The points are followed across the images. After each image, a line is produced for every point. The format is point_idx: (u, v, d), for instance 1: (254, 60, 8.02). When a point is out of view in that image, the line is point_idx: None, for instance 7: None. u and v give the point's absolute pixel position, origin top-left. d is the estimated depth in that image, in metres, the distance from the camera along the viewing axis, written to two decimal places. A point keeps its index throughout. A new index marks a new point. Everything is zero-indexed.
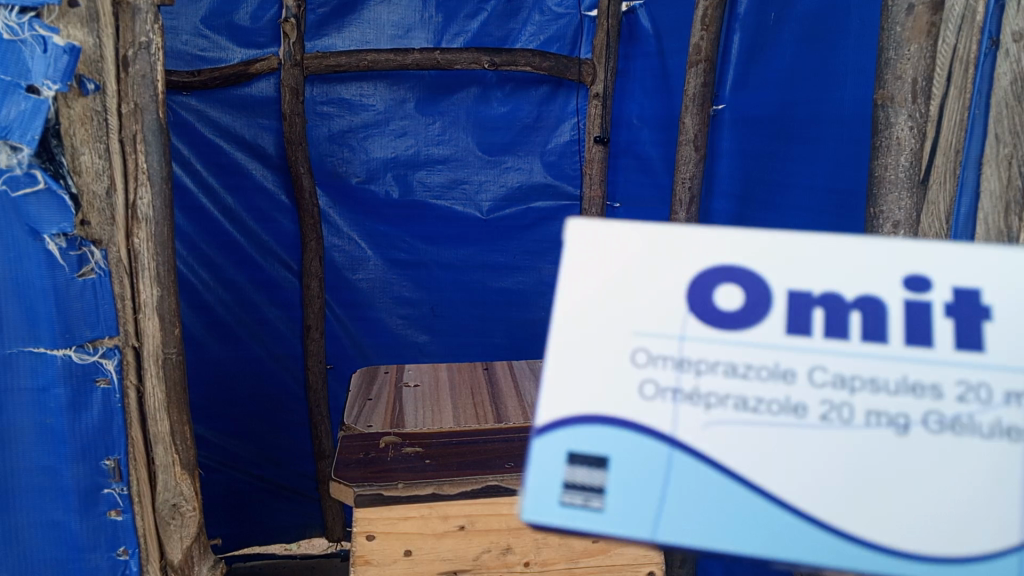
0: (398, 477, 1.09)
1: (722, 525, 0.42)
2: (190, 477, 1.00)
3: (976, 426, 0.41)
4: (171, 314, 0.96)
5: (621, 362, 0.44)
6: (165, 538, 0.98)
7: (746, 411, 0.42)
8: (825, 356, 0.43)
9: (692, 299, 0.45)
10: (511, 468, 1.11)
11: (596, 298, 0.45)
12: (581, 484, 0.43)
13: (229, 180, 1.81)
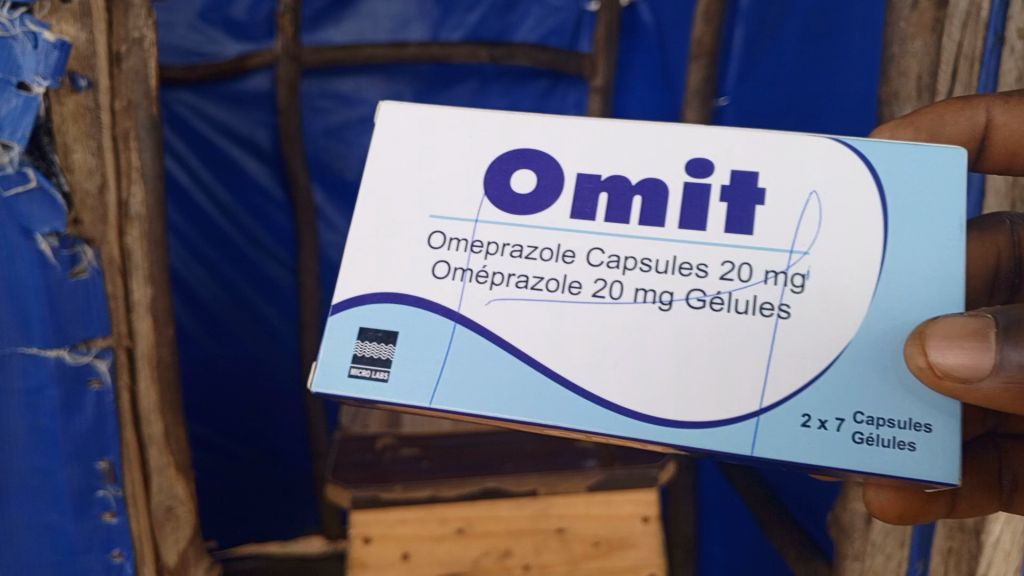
0: (396, 479, 1.08)
1: (415, 374, 0.60)
2: (185, 481, 0.96)
3: (706, 295, 0.58)
4: (166, 314, 0.93)
5: (410, 241, 0.63)
6: (160, 541, 0.95)
7: (521, 287, 0.60)
8: (575, 245, 0.60)
9: (483, 183, 0.63)
10: (510, 470, 1.10)
11: (386, 191, 0.64)
12: (371, 355, 0.61)
13: (226, 177, 1.78)
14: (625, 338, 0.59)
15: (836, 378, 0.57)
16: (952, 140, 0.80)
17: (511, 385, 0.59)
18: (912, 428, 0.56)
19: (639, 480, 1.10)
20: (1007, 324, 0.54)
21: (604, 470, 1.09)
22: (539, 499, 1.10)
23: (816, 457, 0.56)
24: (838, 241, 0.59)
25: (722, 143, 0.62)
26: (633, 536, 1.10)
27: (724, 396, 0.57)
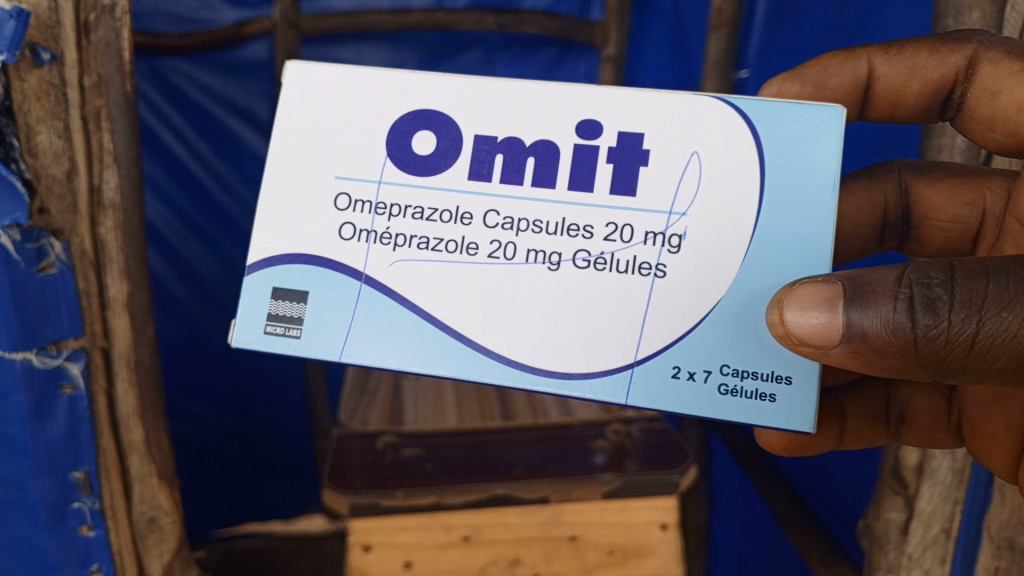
0: (398, 484, 1.02)
1: (323, 327, 0.65)
2: (170, 490, 0.88)
3: (590, 256, 0.62)
4: (147, 312, 0.84)
5: (319, 202, 0.66)
6: (143, 554, 0.88)
7: (422, 249, 0.64)
8: (473, 206, 0.63)
9: (387, 146, 0.66)
10: (520, 476, 1.05)
11: (295, 152, 0.67)
12: (285, 314, 0.66)
13: (225, 148, 1.71)
14: (515, 298, 0.63)
15: (708, 333, 0.62)
16: (839, 92, 0.89)
17: (416, 341, 0.64)
18: (774, 381, 0.61)
19: (657, 486, 1.05)
20: (854, 288, 0.56)
21: (619, 475, 1.04)
22: (551, 506, 1.04)
23: (683, 405, 0.62)
24: (715, 204, 0.62)
25: (614, 105, 0.64)
26: (650, 544, 1.00)
27: (604, 351, 0.62)
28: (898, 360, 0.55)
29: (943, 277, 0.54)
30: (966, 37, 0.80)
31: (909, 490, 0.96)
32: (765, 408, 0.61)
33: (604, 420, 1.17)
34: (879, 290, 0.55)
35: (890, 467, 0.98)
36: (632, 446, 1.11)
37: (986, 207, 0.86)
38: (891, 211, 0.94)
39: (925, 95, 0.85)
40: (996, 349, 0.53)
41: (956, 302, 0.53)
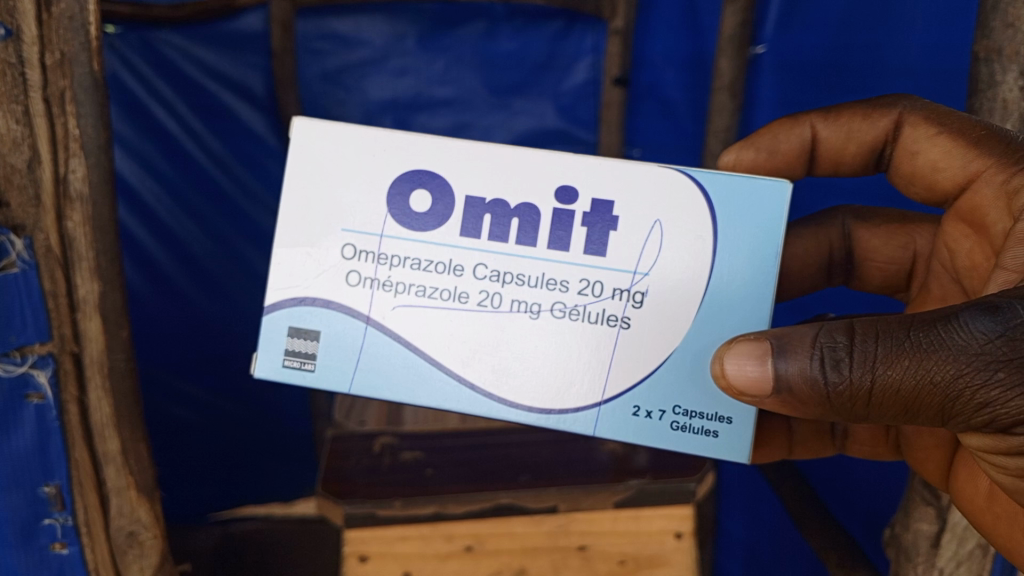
0: (395, 493, 0.95)
1: (330, 364, 0.71)
2: (151, 502, 0.80)
3: (566, 308, 0.69)
4: (121, 314, 0.76)
5: (323, 251, 0.70)
6: (122, 569, 0.80)
7: (421, 297, 0.70)
8: (463, 259, 0.69)
9: (385, 200, 0.70)
10: (527, 484, 0.98)
11: (301, 200, 0.71)
12: (299, 349, 0.71)
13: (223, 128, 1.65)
14: (499, 344, 0.70)
15: (665, 377, 0.70)
16: (788, 156, 0.98)
17: (413, 378, 0.71)
18: (718, 420, 0.70)
19: (675, 495, 0.97)
20: (780, 344, 0.61)
21: (633, 483, 0.97)
22: (560, 515, 0.97)
23: (643, 439, 0.70)
24: (677, 265, 0.69)
25: (589, 170, 0.70)
26: (666, 553, 0.97)
27: (577, 391, 0.70)
28: (818, 407, 0.60)
29: (846, 340, 0.58)
30: (893, 103, 0.90)
31: (940, 500, 0.90)
32: (708, 442, 0.69)
33: None
34: (800, 347, 0.60)
35: (921, 476, 0.92)
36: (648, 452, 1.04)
37: (916, 250, 0.96)
38: (836, 253, 1.04)
39: (863, 151, 0.95)
40: (889, 399, 0.57)
41: (856, 360, 0.58)
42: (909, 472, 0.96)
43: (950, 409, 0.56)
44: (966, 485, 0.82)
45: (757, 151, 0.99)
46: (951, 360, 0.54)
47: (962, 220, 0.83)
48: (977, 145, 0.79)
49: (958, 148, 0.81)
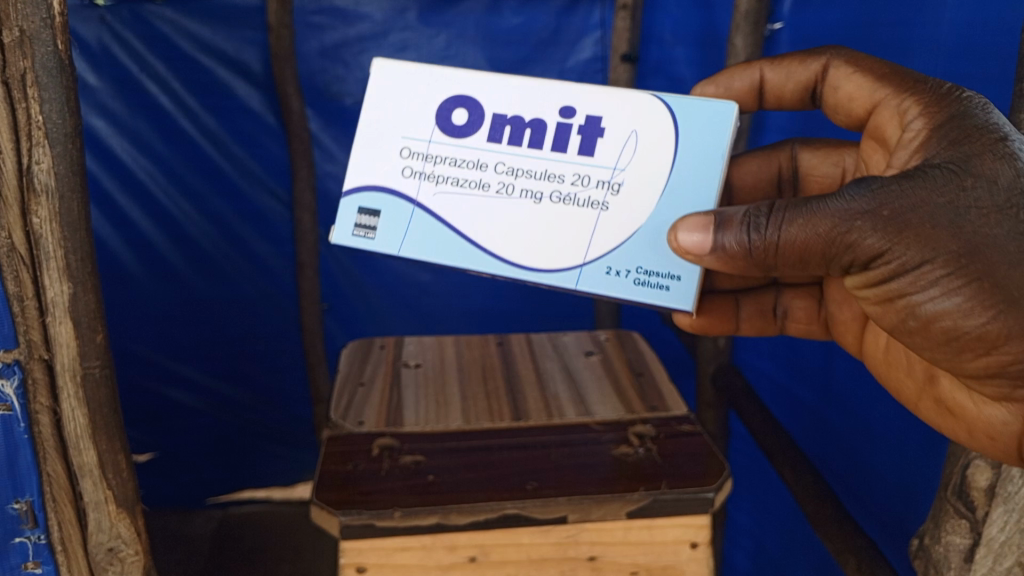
0: (394, 503, 0.88)
1: (389, 233, 0.93)
2: (127, 517, 1.04)
3: (561, 195, 0.89)
4: (90, 325, 0.97)
5: (383, 151, 0.93)
6: (91, 564, 1.03)
7: (454, 185, 0.91)
8: (486, 159, 0.90)
9: (432, 116, 0.92)
10: (536, 492, 0.90)
11: (370, 113, 0.93)
12: (366, 222, 0.94)
13: (241, 138, 2.41)
14: (512, 222, 0.90)
15: (633, 247, 0.89)
16: (740, 93, 1.06)
17: (447, 247, 0.92)
18: (670, 278, 0.89)
19: (691, 504, 0.91)
20: (720, 220, 0.81)
21: (648, 492, 0.90)
22: (568, 525, 0.91)
23: (615, 293, 0.90)
24: (647, 164, 0.89)
25: (583, 95, 0.90)
26: (678, 564, 0.93)
27: (567, 255, 0.90)
28: (743, 263, 0.80)
29: (766, 213, 0.78)
30: (824, 50, 1.01)
31: (976, 513, 0.84)
32: (663, 295, 0.89)
33: (626, 420, 1.05)
34: (733, 220, 0.79)
35: (954, 488, 0.86)
36: (662, 457, 0.97)
37: (846, 167, 1.04)
38: (784, 174, 1.09)
39: (799, 91, 1.05)
40: (792, 252, 0.77)
41: (772, 223, 0.77)
42: (940, 481, 0.90)
43: (834, 255, 0.76)
44: (871, 342, 0.98)
45: (715, 88, 1.08)
46: (832, 219, 0.75)
47: (872, 138, 0.93)
48: (883, 79, 0.90)
49: (870, 81, 0.92)
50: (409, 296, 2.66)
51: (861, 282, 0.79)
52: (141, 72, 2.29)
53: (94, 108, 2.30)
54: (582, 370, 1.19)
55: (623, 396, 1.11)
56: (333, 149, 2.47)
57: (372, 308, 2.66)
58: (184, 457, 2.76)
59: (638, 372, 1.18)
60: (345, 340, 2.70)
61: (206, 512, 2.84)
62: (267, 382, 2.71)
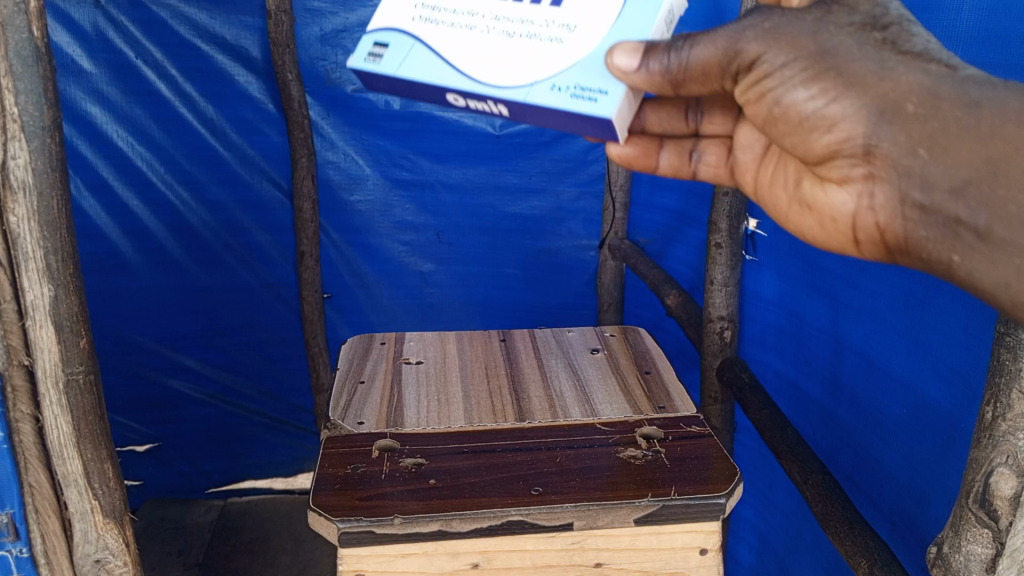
0: (395, 509, 0.85)
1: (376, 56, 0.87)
2: (114, 526, 1.12)
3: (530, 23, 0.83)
4: (72, 332, 1.04)
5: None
6: (76, 565, 1.11)
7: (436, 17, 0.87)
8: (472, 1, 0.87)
9: None
10: (541, 498, 0.87)
11: None
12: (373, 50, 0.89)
13: (239, 125, 2.38)
14: (477, 46, 0.83)
15: (583, 65, 0.79)
16: None
17: (411, 66, 0.84)
18: (601, 92, 0.77)
19: (701, 511, 0.88)
20: (650, 44, 0.76)
21: (656, 499, 0.87)
22: (575, 532, 0.87)
23: (542, 103, 0.78)
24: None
25: None
26: (687, 570, 0.90)
27: (513, 71, 0.80)
28: (660, 84, 0.76)
29: (685, 38, 0.75)
30: None
31: (998, 523, 0.81)
32: (590, 105, 0.77)
33: (633, 420, 1.02)
34: (658, 48, 0.76)
35: (976, 496, 0.83)
36: (671, 460, 0.94)
37: None
38: None
39: None
40: (700, 75, 0.75)
41: (686, 47, 0.75)
42: (961, 487, 0.87)
43: (735, 71, 0.74)
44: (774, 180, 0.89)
45: None
46: (729, 35, 0.73)
47: None
48: None
49: None
50: (411, 285, 2.63)
51: (743, 100, 0.76)
52: (137, 58, 2.25)
53: (89, 94, 2.25)
54: (587, 368, 1.16)
55: (630, 395, 1.08)
56: (333, 136, 2.44)
57: (374, 299, 2.64)
58: (184, 448, 2.74)
59: (645, 370, 1.15)
60: (346, 330, 2.68)
61: (205, 501, 2.83)
62: (267, 372, 2.69)
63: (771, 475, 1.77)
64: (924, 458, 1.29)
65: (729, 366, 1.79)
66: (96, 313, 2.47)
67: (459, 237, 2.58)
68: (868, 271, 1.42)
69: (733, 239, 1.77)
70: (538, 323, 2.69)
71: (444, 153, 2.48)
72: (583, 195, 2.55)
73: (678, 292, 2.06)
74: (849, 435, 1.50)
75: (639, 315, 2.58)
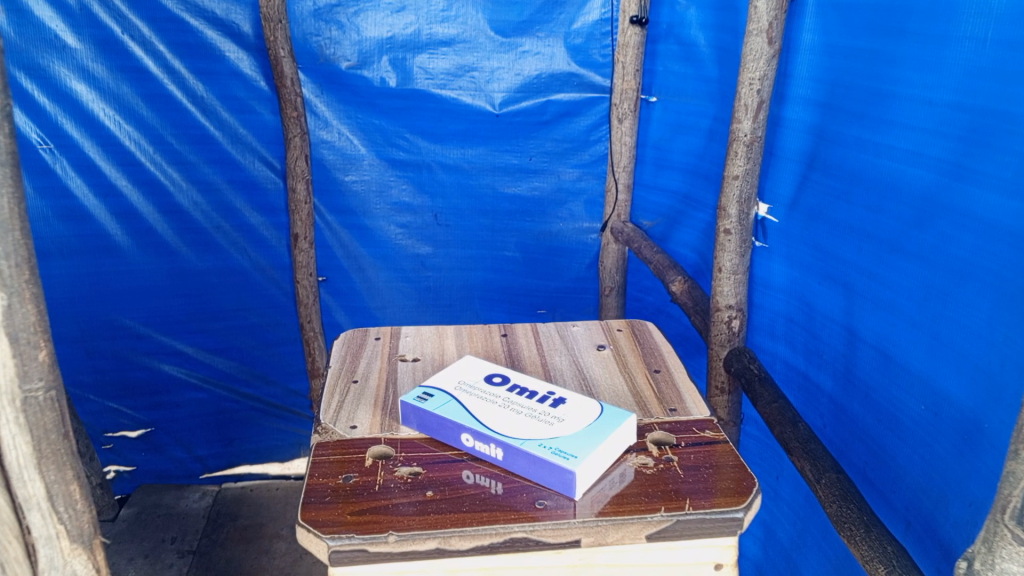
0: (390, 526, 0.80)
1: None
2: (81, 550, 1.10)
3: None
4: (31, 346, 1.00)
5: None
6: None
7: None
8: None
9: None
10: (547, 512, 0.81)
11: None
12: None
13: (229, 104, 2.31)
14: None
15: None
16: None
17: None
18: None
19: (718, 526, 0.82)
20: None
21: (670, 514, 0.82)
22: (582, 549, 0.81)
23: None
24: None
25: None
26: None
27: None
28: None
29: None
30: None
31: None
32: None
33: (641, 423, 0.97)
34: None
35: (1013, 512, 0.77)
36: (684, 470, 0.89)
37: None
38: None
39: None
40: None
41: None
42: (996, 501, 0.81)
43: None
44: None
45: None
46: None
47: None
48: None
49: None
50: (408, 269, 2.56)
51: None
52: (123, 33, 2.17)
53: (74, 72, 2.17)
54: (593, 365, 1.10)
55: (639, 395, 1.02)
56: (327, 115, 2.36)
57: (370, 283, 2.56)
58: (177, 433, 2.69)
59: (655, 369, 1.09)
60: (341, 315, 2.61)
61: (199, 487, 2.78)
62: (262, 356, 2.63)
63: (779, 468, 1.73)
64: (943, 457, 1.24)
65: (737, 356, 1.73)
66: (84, 296, 2.40)
67: (458, 219, 2.51)
68: (886, 263, 1.36)
69: (743, 224, 1.72)
70: (539, 308, 2.63)
71: (441, 133, 2.40)
72: (585, 176, 2.48)
73: (683, 279, 2.00)
74: (864, 432, 1.45)
75: (641, 300, 2.53)
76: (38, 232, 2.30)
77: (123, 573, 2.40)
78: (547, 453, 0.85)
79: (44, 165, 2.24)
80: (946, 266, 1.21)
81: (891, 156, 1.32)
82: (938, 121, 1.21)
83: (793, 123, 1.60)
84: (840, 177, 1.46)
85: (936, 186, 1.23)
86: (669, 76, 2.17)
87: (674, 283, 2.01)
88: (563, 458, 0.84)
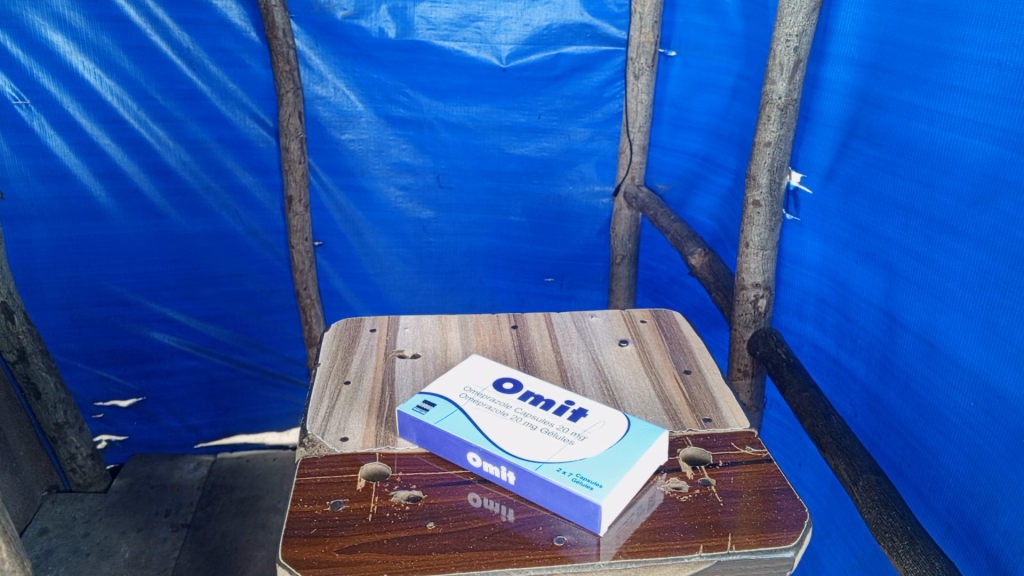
0: (387, 566, 0.72)
1: None
2: None
3: None
4: None
5: None
6: None
7: None
8: None
9: None
10: (567, 551, 0.74)
11: None
12: None
13: (218, 57, 2.15)
14: None
15: None
16: None
17: None
18: None
19: (764, 567, 0.75)
20: None
21: (709, 554, 0.74)
22: None
23: None
24: None
25: None
26: None
27: None
28: None
29: None
30: None
31: None
32: None
33: (674, 436, 0.90)
34: None
35: None
36: (722, 497, 0.81)
37: None
38: None
39: None
40: None
41: None
42: None
43: None
44: None
45: None
46: None
47: None
48: None
49: None
50: (409, 234, 2.42)
51: None
52: None
53: (49, 21, 2.01)
54: (613, 364, 1.03)
55: (667, 402, 0.96)
56: (322, 69, 2.20)
57: (368, 248, 2.43)
58: (170, 402, 2.59)
59: (684, 370, 1.02)
60: (338, 282, 2.47)
61: (194, 457, 2.70)
62: (256, 325, 2.52)
63: (802, 455, 1.64)
64: (994, 458, 1.12)
65: (763, 339, 1.62)
66: (68, 262, 2.28)
67: (461, 181, 2.37)
68: (935, 243, 1.22)
69: (773, 195, 1.59)
70: (546, 276, 2.50)
71: (443, 88, 2.24)
72: (597, 136, 2.33)
73: (703, 251, 1.88)
74: (900, 425, 1.33)
75: (655, 268, 2.41)
76: (17, 194, 2.17)
77: (115, 547, 2.32)
78: (567, 482, 0.77)
79: (21, 122, 2.09)
80: (1006, 250, 1.08)
81: (947, 125, 1.18)
82: (1006, 87, 1.06)
83: (833, 84, 1.45)
84: (886, 147, 1.32)
85: (999, 161, 1.09)
86: (690, 30, 2.01)
87: (693, 254, 1.89)
88: (584, 487, 0.76)
